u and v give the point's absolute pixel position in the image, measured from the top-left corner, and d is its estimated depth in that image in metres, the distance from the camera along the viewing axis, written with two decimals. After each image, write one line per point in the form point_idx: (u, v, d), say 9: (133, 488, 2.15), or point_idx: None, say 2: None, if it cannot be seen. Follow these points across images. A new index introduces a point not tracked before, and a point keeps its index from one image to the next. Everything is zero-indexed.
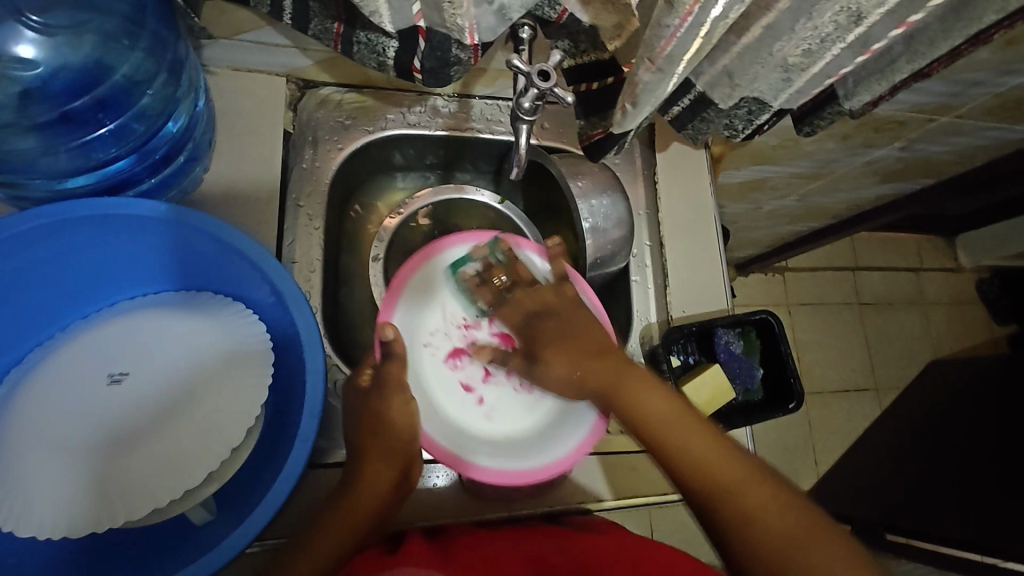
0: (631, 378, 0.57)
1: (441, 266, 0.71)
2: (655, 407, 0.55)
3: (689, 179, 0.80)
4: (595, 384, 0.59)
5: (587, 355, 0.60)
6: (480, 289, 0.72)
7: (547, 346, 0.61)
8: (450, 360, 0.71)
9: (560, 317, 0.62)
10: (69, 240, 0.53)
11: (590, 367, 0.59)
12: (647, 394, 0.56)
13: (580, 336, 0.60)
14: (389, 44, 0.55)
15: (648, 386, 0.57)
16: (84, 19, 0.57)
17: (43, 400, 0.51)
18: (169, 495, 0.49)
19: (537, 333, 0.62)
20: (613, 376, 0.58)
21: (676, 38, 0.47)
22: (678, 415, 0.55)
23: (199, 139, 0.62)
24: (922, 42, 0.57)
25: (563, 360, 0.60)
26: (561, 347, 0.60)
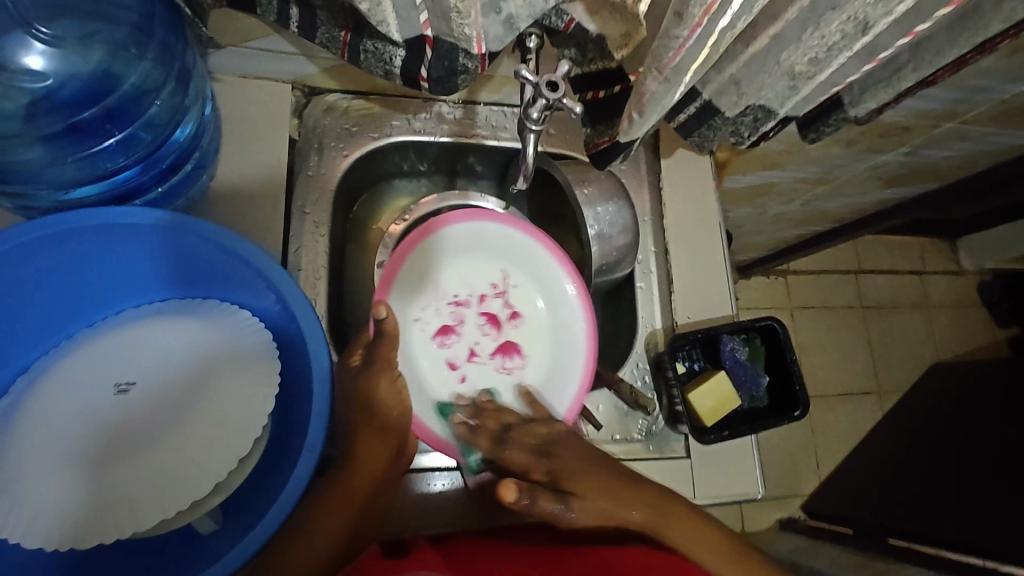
0: (675, 521, 0.54)
1: (434, 245, 0.73)
2: (699, 547, 0.53)
3: (694, 185, 0.80)
4: (637, 525, 0.53)
5: (618, 486, 0.54)
6: (475, 269, 0.74)
7: (579, 482, 0.53)
8: (439, 336, 0.72)
9: (570, 443, 0.58)
10: (76, 250, 0.54)
11: (629, 518, 0.53)
12: (690, 529, 0.54)
13: (606, 471, 0.55)
14: (396, 53, 0.55)
15: (691, 526, 0.54)
16: (93, 30, 0.57)
17: (49, 411, 0.51)
18: (177, 506, 0.49)
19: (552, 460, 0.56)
20: (660, 520, 0.53)
21: (684, 49, 0.47)
22: (720, 542, 0.54)
23: (205, 148, 0.62)
24: (928, 51, 0.57)
25: (599, 497, 0.52)
26: (577, 474, 0.54)
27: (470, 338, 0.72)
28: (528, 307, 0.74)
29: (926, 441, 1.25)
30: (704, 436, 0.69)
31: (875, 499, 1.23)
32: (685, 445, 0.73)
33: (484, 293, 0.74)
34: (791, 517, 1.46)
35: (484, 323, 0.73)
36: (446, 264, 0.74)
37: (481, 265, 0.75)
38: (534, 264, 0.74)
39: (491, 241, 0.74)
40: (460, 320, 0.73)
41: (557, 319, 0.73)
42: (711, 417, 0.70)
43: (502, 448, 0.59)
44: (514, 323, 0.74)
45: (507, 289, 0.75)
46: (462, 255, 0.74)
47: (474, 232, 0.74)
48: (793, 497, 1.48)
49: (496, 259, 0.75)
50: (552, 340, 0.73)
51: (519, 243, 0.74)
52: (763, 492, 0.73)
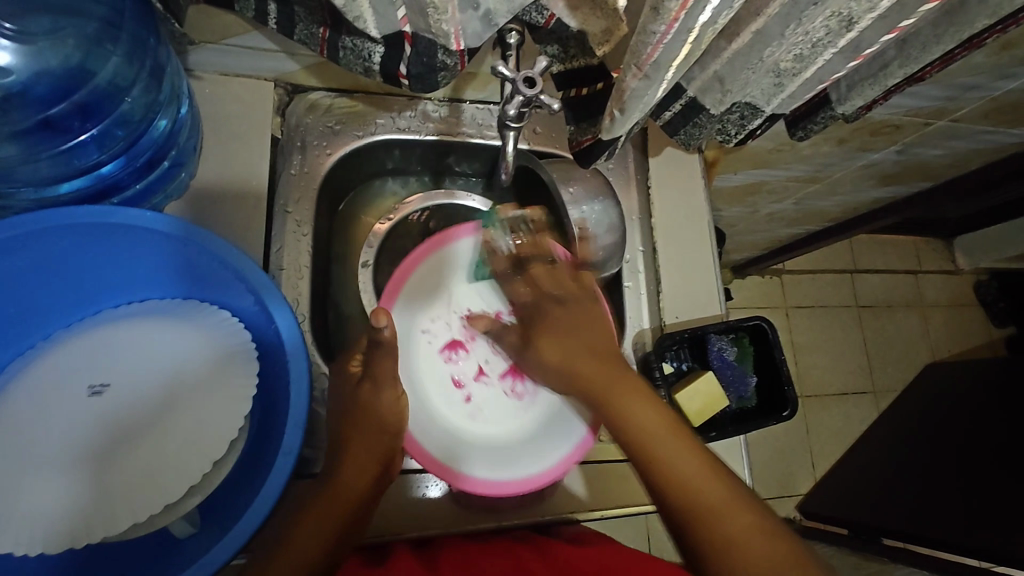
0: (620, 386, 0.59)
1: (443, 259, 0.73)
2: (641, 413, 0.57)
3: (683, 183, 0.80)
4: (593, 386, 0.60)
5: (591, 353, 0.62)
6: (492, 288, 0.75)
7: (555, 337, 0.64)
8: (446, 350, 0.73)
9: (571, 308, 0.65)
10: (50, 250, 0.53)
11: (581, 371, 0.62)
12: (635, 398, 0.58)
13: (586, 331, 0.64)
14: (375, 50, 0.55)
15: (638, 395, 0.59)
16: (65, 23, 0.56)
17: (22, 412, 0.50)
18: (149, 511, 0.48)
19: (540, 316, 0.67)
20: (606, 382, 0.60)
21: (662, 45, 0.46)
22: (666, 422, 0.57)
23: (183, 145, 0.62)
24: (914, 47, 0.56)
25: (558, 348, 0.64)
26: (549, 333, 0.65)
27: (479, 356, 0.74)
28: None
29: (920, 441, 1.24)
30: None
31: (869, 501, 1.23)
32: None
33: (498, 312, 0.74)
34: (786, 518, 1.46)
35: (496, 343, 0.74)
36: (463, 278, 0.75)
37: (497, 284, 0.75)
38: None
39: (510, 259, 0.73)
40: (471, 337, 0.74)
41: None
42: (699, 417, 0.69)
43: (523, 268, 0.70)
44: None
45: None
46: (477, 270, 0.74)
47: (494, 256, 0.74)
48: (788, 498, 1.47)
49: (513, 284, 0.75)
50: None
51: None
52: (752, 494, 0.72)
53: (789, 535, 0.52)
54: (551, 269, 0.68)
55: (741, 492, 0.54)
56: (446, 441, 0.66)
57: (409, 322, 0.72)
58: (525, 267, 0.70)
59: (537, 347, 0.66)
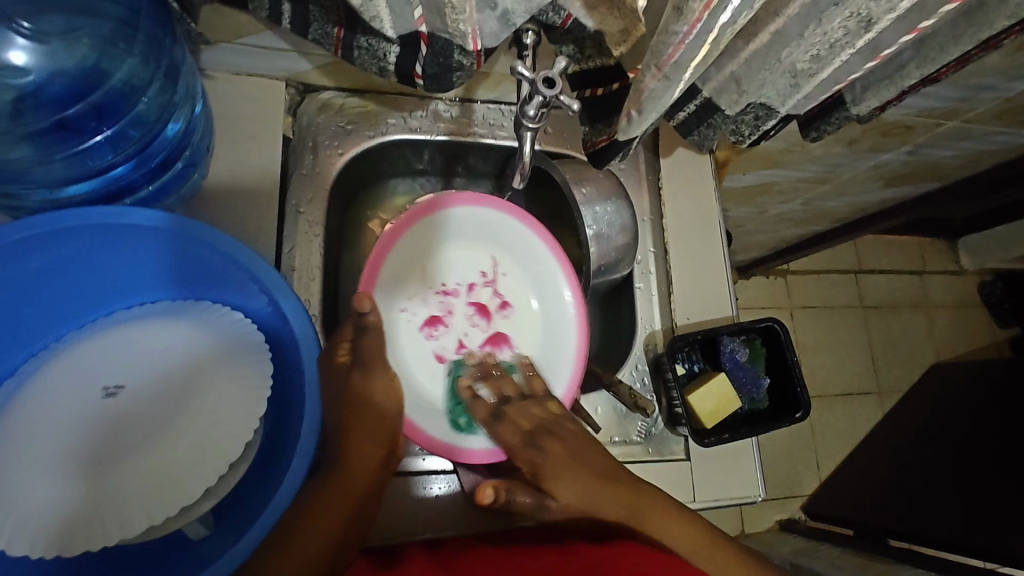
0: (648, 515, 0.57)
1: (430, 228, 0.70)
2: (675, 538, 0.56)
3: (695, 185, 0.79)
4: (612, 517, 0.57)
5: (598, 484, 0.57)
6: (467, 256, 0.72)
7: (553, 478, 0.57)
8: (427, 327, 0.70)
9: (562, 433, 0.60)
10: (64, 250, 0.52)
11: (605, 512, 0.57)
12: (663, 523, 0.56)
13: (588, 467, 0.58)
14: (390, 50, 0.54)
15: (665, 517, 0.56)
16: (80, 23, 0.55)
17: (34, 415, 0.50)
18: (166, 512, 0.48)
19: (540, 462, 0.58)
20: (635, 511, 0.56)
21: (684, 45, 0.46)
22: (698, 536, 0.56)
23: (197, 145, 0.61)
24: (932, 48, 0.56)
25: (573, 490, 0.56)
26: (561, 471, 0.57)
27: (459, 329, 0.70)
28: (518, 295, 0.73)
29: (926, 442, 1.24)
30: (704, 438, 0.68)
31: (875, 501, 1.23)
32: (685, 447, 0.72)
33: (474, 282, 0.72)
34: (791, 518, 1.46)
35: (474, 313, 0.71)
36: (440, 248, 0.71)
37: (472, 252, 0.72)
38: (521, 250, 0.72)
39: (487, 226, 0.72)
40: (449, 311, 0.71)
41: (549, 310, 0.72)
42: (711, 419, 0.69)
43: (500, 421, 0.62)
44: (505, 313, 0.72)
45: (497, 278, 0.73)
46: (457, 239, 0.72)
47: (466, 222, 0.71)
48: (793, 498, 1.47)
49: (484, 246, 0.73)
50: (545, 328, 0.72)
51: (511, 229, 0.72)
52: (763, 495, 0.72)
53: None
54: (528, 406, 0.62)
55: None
56: (440, 417, 0.65)
57: (388, 303, 0.68)
58: (503, 407, 0.63)
59: (555, 491, 0.56)
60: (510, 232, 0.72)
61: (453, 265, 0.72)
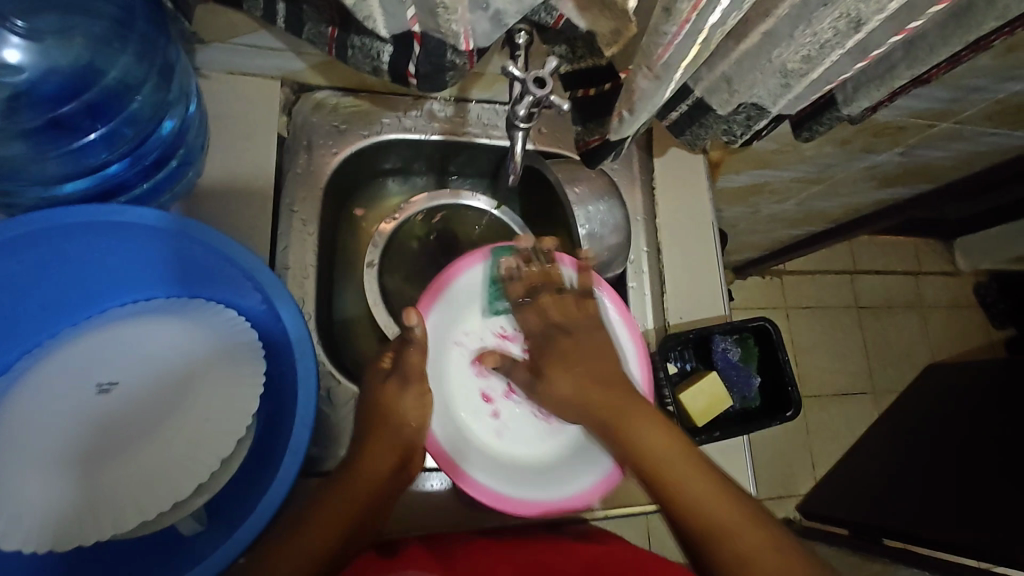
0: (633, 414, 0.57)
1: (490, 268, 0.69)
2: (656, 444, 0.55)
3: (688, 184, 0.80)
4: (601, 409, 0.59)
5: (602, 377, 0.60)
6: (528, 304, 0.70)
7: (559, 365, 0.62)
8: (478, 365, 0.68)
9: (578, 332, 0.63)
10: (59, 248, 0.53)
11: (593, 402, 0.60)
12: (648, 425, 0.57)
13: (590, 372, 0.61)
14: (383, 49, 0.55)
15: (649, 421, 0.57)
16: (73, 22, 0.56)
17: (29, 410, 0.50)
18: (158, 507, 0.49)
19: (551, 347, 0.63)
20: (620, 406, 0.58)
21: (673, 45, 0.46)
22: (675, 446, 0.55)
23: (191, 144, 0.62)
24: (921, 49, 0.57)
25: (568, 379, 0.61)
26: (557, 364, 0.62)
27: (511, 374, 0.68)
28: None
29: (920, 441, 1.25)
30: (695, 436, 0.68)
31: (869, 500, 1.23)
32: None
33: (533, 331, 0.69)
34: (786, 518, 1.46)
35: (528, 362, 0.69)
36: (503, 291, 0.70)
37: None
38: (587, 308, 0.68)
39: None
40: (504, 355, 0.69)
41: None
42: (703, 417, 0.69)
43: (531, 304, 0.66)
44: None
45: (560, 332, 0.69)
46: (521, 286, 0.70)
47: (532, 275, 0.68)
48: (788, 498, 1.48)
49: None
50: None
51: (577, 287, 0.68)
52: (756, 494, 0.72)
53: (779, 533, 0.51)
54: (561, 299, 0.64)
55: (757, 512, 0.52)
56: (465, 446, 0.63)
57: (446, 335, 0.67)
58: (537, 295, 0.65)
59: (550, 380, 0.62)
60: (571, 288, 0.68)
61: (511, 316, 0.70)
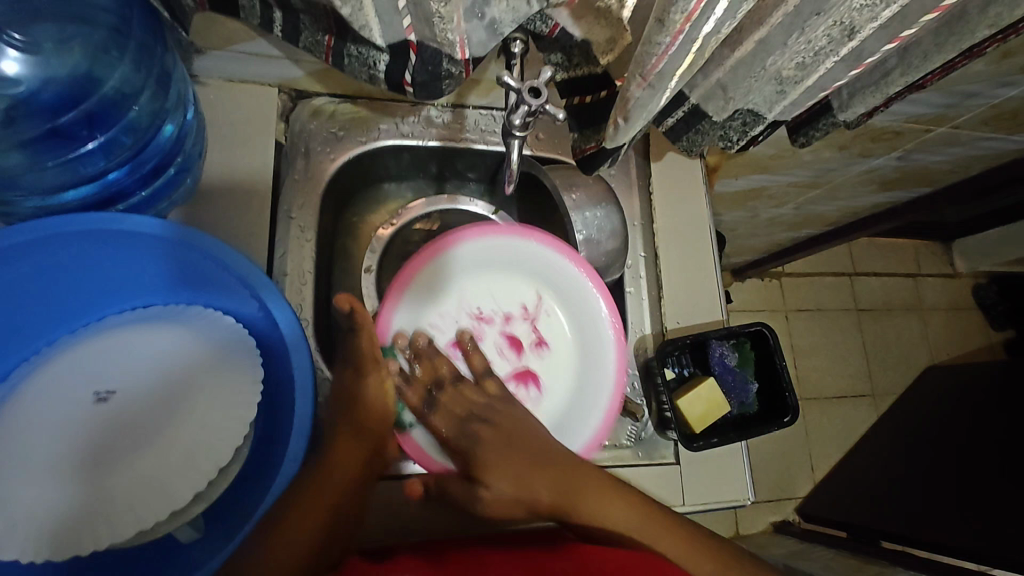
0: (585, 496, 0.58)
1: (466, 252, 0.68)
2: (619, 520, 0.58)
3: (686, 189, 0.80)
4: (545, 501, 0.58)
5: (533, 466, 0.59)
6: (505, 287, 0.70)
7: (486, 467, 0.59)
8: (452, 348, 0.67)
9: (499, 421, 0.62)
10: (56, 257, 0.53)
11: (538, 495, 0.58)
12: (599, 503, 0.58)
13: (519, 462, 0.59)
14: (380, 58, 0.55)
15: (603, 497, 0.58)
16: (71, 34, 0.57)
17: (25, 419, 0.50)
18: (157, 515, 0.49)
19: (473, 444, 0.61)
20: (566, 490, 0.58)
21: (667, 56, 0.46)
22: (632, 513, 0.58)
23: (189, 152, 0.62)
24: (915, 56, 0.57)
25: (509, 480, 0.59)
26: (485, 462, 0.60)
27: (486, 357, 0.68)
28: (555, 335, 0.70)
29: (918, 444, 1.25)
30: (692, 443, 0.69)
31: (868, 503, 1.23)
32: (675, 451, 0.73)
33: (511, 313, 0.70)
34: (786, 521, 1.46)
35: (504, 344, 0.69)
36: (477, 274, 0.69)
37: (512, 283, 0.70)
38: (568, 289, 0.69)
39: (526, 259, 0.69)
40: (480, 336, 0.69)
41: (584, 359, 0.69)
42: (701, 423, 0.69)
43: (434, 405, 0.64)
44: (537, 352, 0.69)
45: (537, 314, 0.70)
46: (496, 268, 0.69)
47: (512, 257, 0.69)
48: (788, 501, 1.48)
49: (528, 281, 0.70)
50: (580, 375, 0.69)
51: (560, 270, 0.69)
52: (752, 498, 0.73)
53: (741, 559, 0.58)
54: (458, 388, 0.65)
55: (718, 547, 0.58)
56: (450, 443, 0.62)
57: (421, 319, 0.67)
58: (436, 400, 0.65)
59: (488, 479, 0.59)
60: (553, 273, 0.69)
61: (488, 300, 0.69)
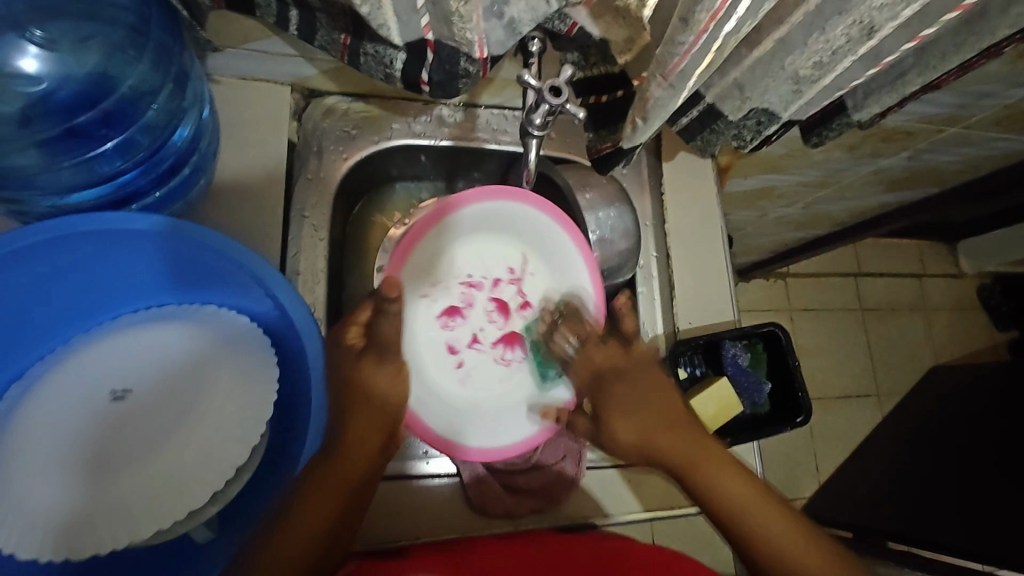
0: (703, 453, 0.59)
1: (457, 222, 0.70)
2: (730, 484, 0.57)
3: (697, 190, 0.79)
4: (667, 452, 0.59)
5: (665, 417, 0.61)
6: (494, 252, 0.72)
7: (617, 413, 0.63)
8: (444, 317, 0.71)
9: (631, 377, 0.65)
10: (72, 256, 0.53)
11: (660, 441, 0.60)
12: (725, 470, 0.58)
13: (650, 420, 0.61)
14: (396, 57, 0.54)
15: (723, 464, 0.58)
16: (89, 32, 0.56)
17: (43, 417, 0.50)
18: (172, 516, 0.49)
19: (605, 395, 0.64)
20: (694, 447, 0.59)
21: (689, 55, 0.46)
22: (758, 491, 0.57)
23: (204, 151, 0.60)
24: (933, 56, 0.57)
25: (631, 424, 0.62)
26: (614, 408, 0.63)
27: (476, 323, 0.72)
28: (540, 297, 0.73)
29: (925, 444, 1.25)
30: None
31: (875, 503, 1.23)
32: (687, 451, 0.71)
33: (499, 278, 0.72)
34: None
35: (492, 309, 0.72)
36: (466, 242, 0.72)
37: (500, 249, 0.73)
38: (553, 255, 0.71)
39: (513, 224, 0.71)
40: (470, 303, 0.72)
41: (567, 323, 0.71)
42: (713, 423, 0.69)
43: (582, 359, 0.67)
44: (523, 313, 0.72)
45: (523, 277, 0.73)
46: (483, 235, 0.72)
47: (500, 222, 0.71)
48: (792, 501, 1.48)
49: (515, 245, 0.72)
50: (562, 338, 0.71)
51: (549, 233, 0.70)
52: None
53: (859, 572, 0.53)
54: (602, 346, 0.67)
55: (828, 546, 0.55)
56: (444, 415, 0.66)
57: (416, 287, 0.70)
58: (582, 344, 0.68)
59: (613, 423, 0.63)
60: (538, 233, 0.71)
61: (480, 268, 0.72)
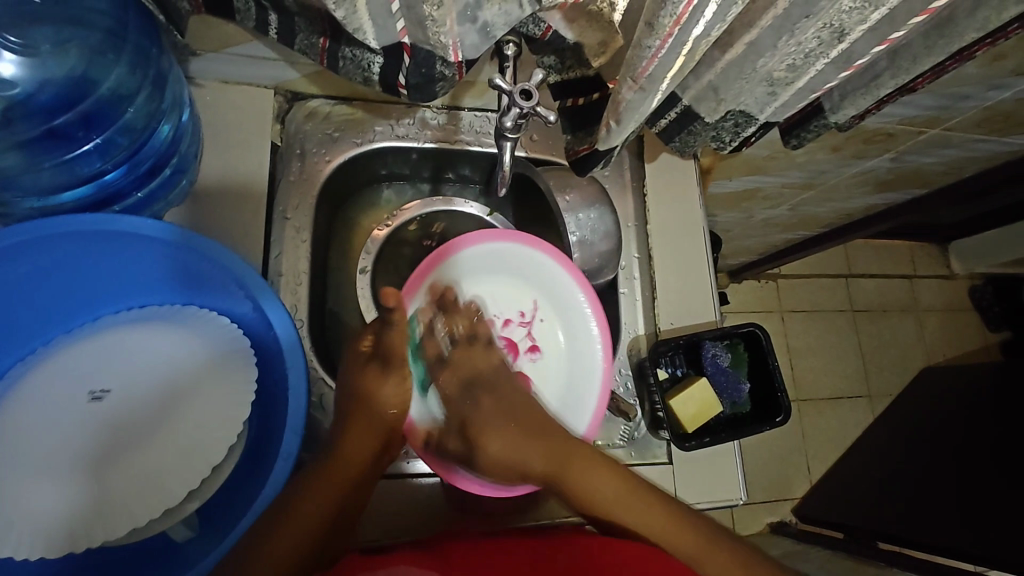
0: (577, 466, 0.58)
1: (466, 259, 0.69)
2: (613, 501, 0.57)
3: (679, 192, 0.80)
4: (538, 469, 0.58)
5: (524, 433, 0.58)
6: (505, 292, 0.70)
7: (481, 433, 0.58)
8: None
9: (501, 390, 0.61)
10: (52, 257, 0.53)
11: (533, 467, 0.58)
12: (591, 470, 0.58)
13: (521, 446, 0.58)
14: (374, 60, 0.55)
15: (597, 469, 0.58)
16: (69, 35, 0.57)
17: (21, 417, 0.50)
18: (149, 514, 0.49)
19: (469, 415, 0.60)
20: (557, 459, 0.58)
21: (657, 58, 0.47)
22: (625, 484, 0.58)
23: (184, 153, 0.62)
24: (905, 59, 0.57)
25: (501, 442, 0.58)
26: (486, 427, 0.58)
27: None
28: (548, 342, 0.70)
29: (914, 445, 1.25)
30: (685, 442, 0.69)
31: (865, 504, 1.24)
32: (668, 451, 0.73)
33: (510, 318, 0.70)
34: (782, 521, 1.46)
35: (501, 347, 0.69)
36: (478, 278, 0.70)
37: (511, 290, 0.71)
38: (565, 303, 0.70)
39: (524, 267, 0.70)
40: None
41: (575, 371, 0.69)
42: (693, 423, 0.70)
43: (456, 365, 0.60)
44: (531, 355, 0.70)
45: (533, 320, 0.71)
46: (494, 274, 0.70)
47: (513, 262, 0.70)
48: (784, 501, 1.48)
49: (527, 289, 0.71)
50: (569, 382, 0.69)
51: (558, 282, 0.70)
52: (746, 498, 0.73)
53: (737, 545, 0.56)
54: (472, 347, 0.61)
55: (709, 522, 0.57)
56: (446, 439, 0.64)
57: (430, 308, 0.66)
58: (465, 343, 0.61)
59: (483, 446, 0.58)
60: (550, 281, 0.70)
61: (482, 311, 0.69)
